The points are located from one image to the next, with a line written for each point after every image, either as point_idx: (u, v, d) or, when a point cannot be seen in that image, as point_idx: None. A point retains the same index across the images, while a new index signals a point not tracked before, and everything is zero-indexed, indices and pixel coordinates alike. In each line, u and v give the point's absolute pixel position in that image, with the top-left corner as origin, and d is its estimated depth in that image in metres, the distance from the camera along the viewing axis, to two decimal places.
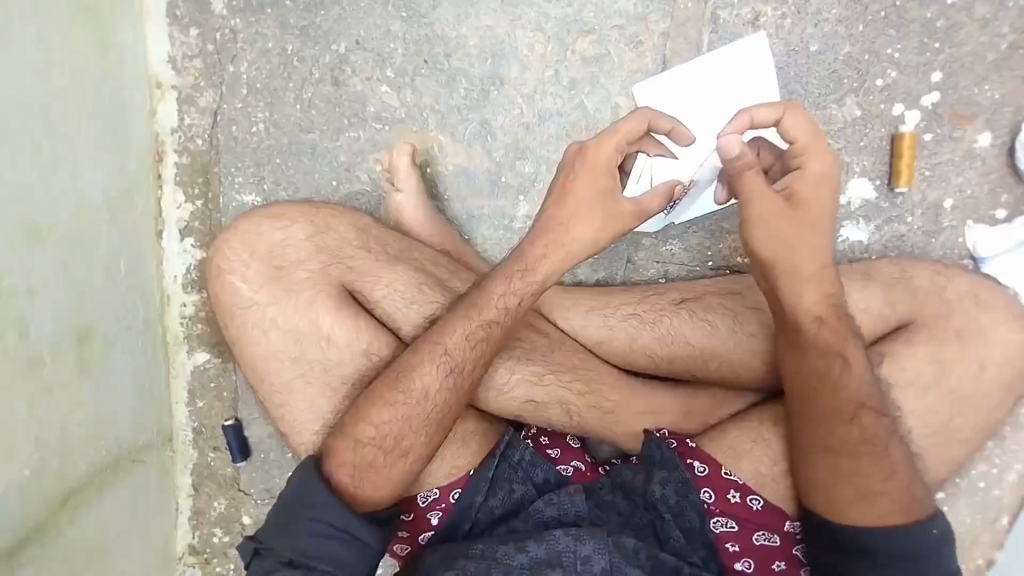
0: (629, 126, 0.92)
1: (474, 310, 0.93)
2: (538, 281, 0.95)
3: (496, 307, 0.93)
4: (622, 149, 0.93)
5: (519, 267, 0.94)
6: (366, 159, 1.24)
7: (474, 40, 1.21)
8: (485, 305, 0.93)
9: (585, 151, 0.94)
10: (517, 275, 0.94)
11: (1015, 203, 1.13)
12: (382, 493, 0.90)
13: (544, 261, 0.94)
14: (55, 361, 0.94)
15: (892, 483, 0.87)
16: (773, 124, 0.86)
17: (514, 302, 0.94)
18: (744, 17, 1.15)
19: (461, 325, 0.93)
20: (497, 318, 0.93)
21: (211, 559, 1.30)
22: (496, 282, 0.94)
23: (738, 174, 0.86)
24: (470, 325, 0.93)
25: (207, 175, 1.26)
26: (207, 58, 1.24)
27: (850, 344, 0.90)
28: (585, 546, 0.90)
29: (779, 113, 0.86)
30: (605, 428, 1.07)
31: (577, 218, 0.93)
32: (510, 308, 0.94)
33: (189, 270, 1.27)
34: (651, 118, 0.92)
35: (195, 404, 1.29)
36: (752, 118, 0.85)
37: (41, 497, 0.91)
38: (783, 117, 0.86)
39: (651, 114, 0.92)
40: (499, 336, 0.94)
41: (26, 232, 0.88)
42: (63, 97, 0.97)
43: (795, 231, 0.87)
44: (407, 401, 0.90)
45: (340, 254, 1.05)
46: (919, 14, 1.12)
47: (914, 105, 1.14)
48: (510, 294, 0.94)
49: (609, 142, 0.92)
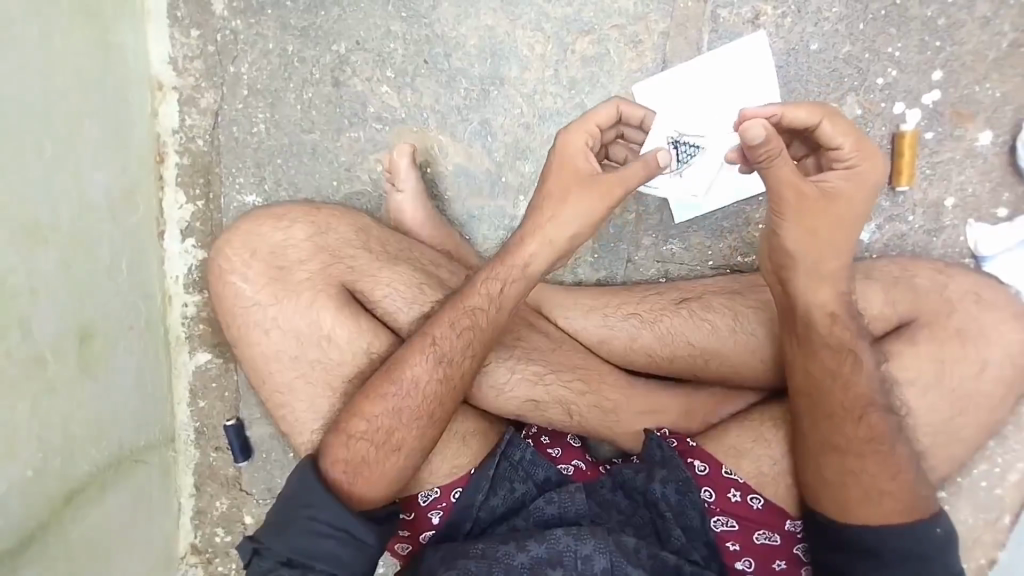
0: (598, 116, 0.96)
1: (461, 299, 0.95)
2: (519, 266, 0.95)
3: (481, 295, 0.94)
4: (588, 132, 0.95)
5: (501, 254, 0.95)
6: (366, 159, 1.25)
7: (473, 39, 1.21)
8: (471, 293, 0.94)
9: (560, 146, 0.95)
10: (500, 262, 0.95)
11: (1016, 202, 1.13)
12: (377, 490, 0.90)
13: (524, 247, 0.94)
14: (56, 362, 0.94)
15: (896, 484, 0.87)
16: (814, 126, 0.86)
17: (497, 288, 0.94)
18: (744, 16, 1.15)
19: (448, 315, 0.93)
20: (482, 306, 0.94)
21: (213, 558, 1.30)
22: (479, 272, 0.96)
23: (770, 165, 0.83)
24: (455, 315, 0.93)
25: (208, 176, 1.26)
26: (207, 59, 1.24)
27: (853, 345, 0.90)
28: (585, 545, 0.89)
29: (819, 118, 0.86)
30: (606, 428, 1.07)
31: (561, 200, 0.93)
32: (495, 296, 0.94)
33: (190, 270, 1.27)
34: (617, 105, 0.97)
35: (196, 404, 1.29)
36: (791, 117, 0.86)
37: (42, 497, 0.91)
38: (821, 123, 0.86)
39: (615, 103, 0.97)
40: (486, 324, 0.94)
41: (27, 231, 0.89)
42: (64, 97, 0.97)
43: (803, 225, 0.87)
44: (397, 393, 0.90)
45: (339, 254, 1.05)
46: (919, 12, 1.12)
47: (915, 104, 1.14)
48: (492, 281, 0.94)
49: (577, 132, 0.95)
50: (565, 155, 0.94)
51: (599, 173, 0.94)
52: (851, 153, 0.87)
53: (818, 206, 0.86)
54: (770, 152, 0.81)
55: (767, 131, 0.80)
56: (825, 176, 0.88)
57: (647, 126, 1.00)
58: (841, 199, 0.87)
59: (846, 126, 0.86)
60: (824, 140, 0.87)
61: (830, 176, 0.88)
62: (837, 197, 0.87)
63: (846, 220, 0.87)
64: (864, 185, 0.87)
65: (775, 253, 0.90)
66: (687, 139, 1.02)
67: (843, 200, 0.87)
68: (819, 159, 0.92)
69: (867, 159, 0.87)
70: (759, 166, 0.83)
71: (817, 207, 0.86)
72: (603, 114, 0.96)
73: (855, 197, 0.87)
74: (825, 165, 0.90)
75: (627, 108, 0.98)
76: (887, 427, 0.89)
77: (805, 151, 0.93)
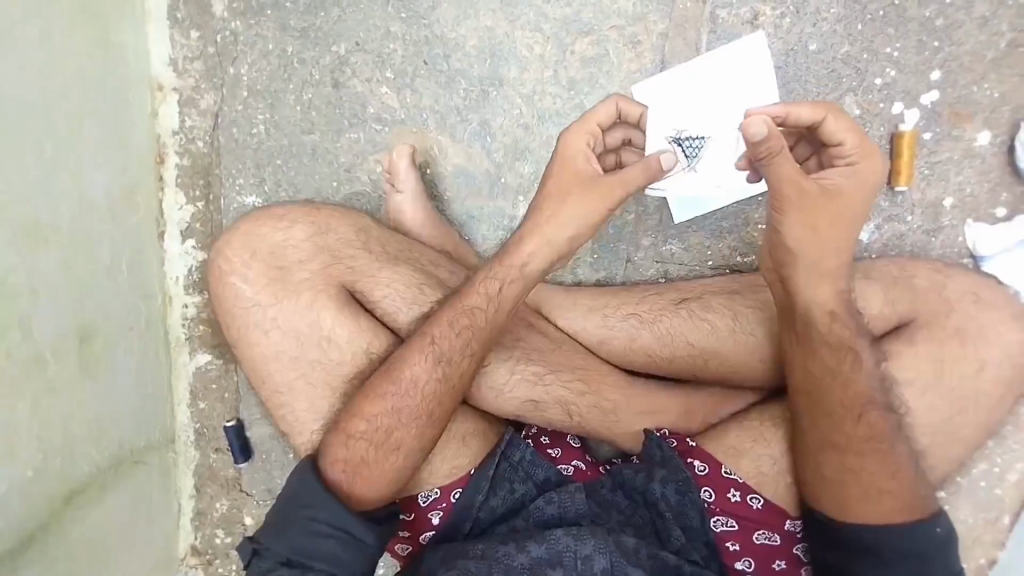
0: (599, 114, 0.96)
1: (460, 298, 0.95)
2: (518, 266, 0.95)
3: (479, 294, 0.94)
4: (590, 131, 0.95)
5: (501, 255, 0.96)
6: (366, 160, 1.25)
7: (473, 40, 1.21)
8: (469, 292, 0.95)
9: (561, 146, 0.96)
10: (498, 262, 0.95)
11: (1015, 202, 1.13)
12: (377, 490, 0.90)
13: (523, 247, 0.95)
14: (56, 362, 0.94)
15: (896, 483, 0.88)
16: (817, 123, 0.86)
17: (497, 287, 0.94)
18: (743, 17, 1.16)
19: (447, 314, 0.94)
20: (481, 305, 0.94)
21: (213, 559, 1.30)
22: (479, 272, 0.96)
23: (772, 161, 0.82)
24: (454, 314, 0.93)
25: (208, 177, 1.27)
26: (207, 60, 1.25)
27: (852, 343, 0.91)
28: (585, 545, 0.89)
29: (822, 115, 0.87)
30: (606, 428, 1.07)
31: (561, 200, 0.94)
32: (493, 295, 0.94)
33: (190, 271, 1.27)
34: (617, 102, 0.97)
35: (197, 404, 1.29)
36: (795, 114, 0.86)
37: (42, 497, 0.91)
38: (825, 119, 0.86)
39: (614, 100, 0.97)
40: (485, 323, 0.94)
41: (27, 232, 0.89)
42: (64, 98, 0.98)
43: (800, 225, 0.86)
44: (396, 393, 0.90)
45: (339, 255, 1.05)
46: (917, 12, 1.12)
47: (913, 104, 1.14)
48: (492, 280, 0.95)
49: (580, 131, 0.95)
50: (566, 156, 0.95)
51: (600, 174, 0.95)
52: (853, 149, 0.87)
53: (817, 206, 0.86)
54: (771, 149, 0.80)
55: (768, 127, 0.79)
56: (827, 174, 0.88)
57: (645, 125, 1.00)
58: (842, 197, 0.87)
59: (849, 122, 0.87)
60: (826, 137, 0.88)
61: (831, 174, 0.88)
62: (838, 195, 0.87)
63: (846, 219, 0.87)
64: (863, 183, 0.87)
65: (774, 251, 0.90)
66: (689, 135, 1.00)
67: (844, 197, 0.87)
68: (821, 159, 0.92)
69: (867, 156, 0.87)
70: (762, 163, 0.83)
71: (816, 205, 0.86)
72: (602, 112, 0.97)
73: (851, 197, 0.87)
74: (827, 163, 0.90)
75: (626, 106, 0.98)
76: (886, 426, 0.89)
77: (808, 152, 0.93)
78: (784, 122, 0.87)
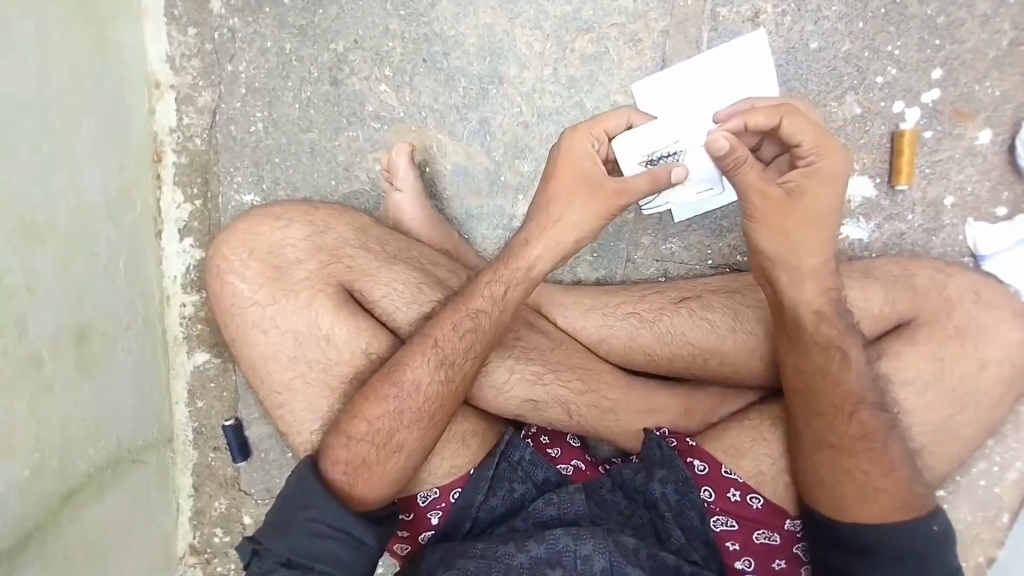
0: (605, 121, 0.94)
1: (464, 301, 0.94)
2: (524, 269, 0.95)
3: (484, 297, 0.94)
4: (591, 138, 0.94)
5: (505, 259, 0.96)
6: (366, 158, 1.24)
7: (472, 38, 1.20)
8: (473, 296, 0.94)
9: (557, 151, 0.96)
10: (504, 266, 0.95)
11: (1015, 200, 1.13)
12: (378, 492, 0.90)
13: (529, 250, 0.95)
14: (54, 362, 0.94)
15: (890, 482, 0.87)
16: (773, 127, 0.86)
17: (502, 291, 0.95)
18: (743, 14, 1.15)
19: (450, 316, 0.93)
20: (486, 308, 0.94)
21: (212, 559, 1.29)
22: (483, 275, 0.96)
23: (735, 167, 0.86)
24: (458, 316, 0.93)
25: (206, 175, 1.26)
26: (205, 57, 1.24)
27: (842, 343, 0.90)
28: (585, 545, 0.89)
29: (778, 118, 0.86)
30: (605, 428, 1.07)
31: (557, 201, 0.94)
32: (498, 298, 0.94)
33: (189, 270, 1.27)
34: (629, 116, 0.94)
35: (195, 403, 1.29)
36: (749, 123, 0.87)
37: (41, 498, 0.91)
38: (781, 122, 0.86)
39: (627, 113, 0.94)
40: (489, 326, 0.94)
41: (26, 231, 0.88)
42: (63, 97, 0.97)
43: (780, 227, 0.88)
44: (398, 395, 0.90)
45: (338, 254, 1.05)
46: (918, 10, 1.12)
47: (914, 102, 1.13)
48: (497, 283, 0.95)
49: (576, 138, 0.94)
50: (565, 155, 0.94)
51: (604, 176, 0.94)
52: (811, 147, 0.87)
53: (798, 206, 0.87)
54: (737, 159, 0.85)
55: (731, 140, 0.84)
56: (790, 175, 0.88)
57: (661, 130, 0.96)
58: (814, 194, 0.87)
59: (803, 120, 0.86)
60: (784, 139, 0.87)
61: (791, 175, 0.88)
62: (802, 196, 0.87)
63: (830, 212, 0.88)
64: (827, 179, 0.87)
65: (753, 255, 0.92)
66: (662, 152, 0.94)
67: (808, 197, 0.87)
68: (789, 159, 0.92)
69: (828, 154, 0.87)
70: (726, 171, 0.87)
71: (793, 203, 0.87)
72: (608, 120, 0.94)
73: (837, 195, 0.88)
74: (792, 164, 0.90)
75: (640, 119, 0.95)
76: (880, 424, 0.89)
77: (777, 151, 0.94)
78: (744, 130, 0.88)
